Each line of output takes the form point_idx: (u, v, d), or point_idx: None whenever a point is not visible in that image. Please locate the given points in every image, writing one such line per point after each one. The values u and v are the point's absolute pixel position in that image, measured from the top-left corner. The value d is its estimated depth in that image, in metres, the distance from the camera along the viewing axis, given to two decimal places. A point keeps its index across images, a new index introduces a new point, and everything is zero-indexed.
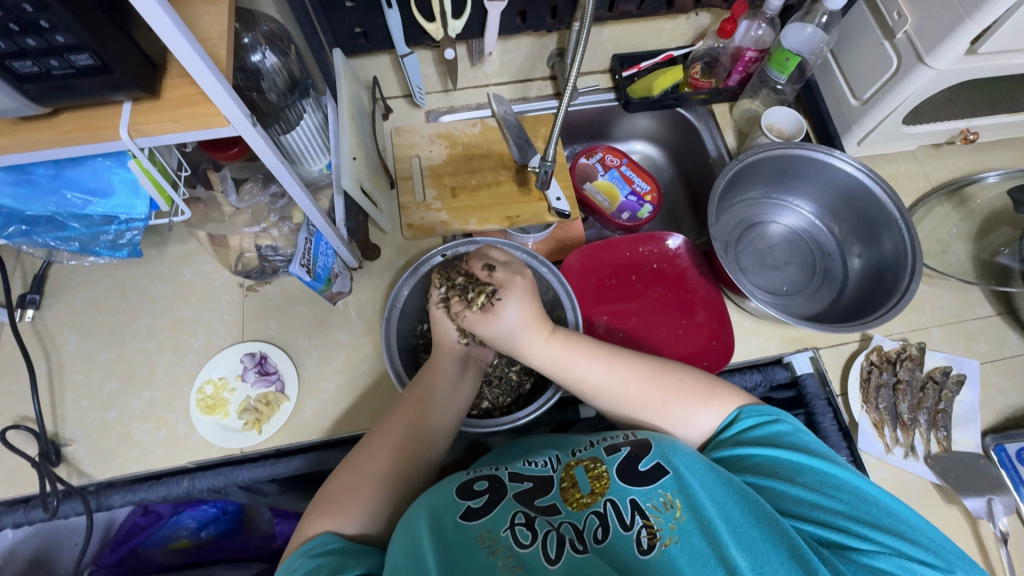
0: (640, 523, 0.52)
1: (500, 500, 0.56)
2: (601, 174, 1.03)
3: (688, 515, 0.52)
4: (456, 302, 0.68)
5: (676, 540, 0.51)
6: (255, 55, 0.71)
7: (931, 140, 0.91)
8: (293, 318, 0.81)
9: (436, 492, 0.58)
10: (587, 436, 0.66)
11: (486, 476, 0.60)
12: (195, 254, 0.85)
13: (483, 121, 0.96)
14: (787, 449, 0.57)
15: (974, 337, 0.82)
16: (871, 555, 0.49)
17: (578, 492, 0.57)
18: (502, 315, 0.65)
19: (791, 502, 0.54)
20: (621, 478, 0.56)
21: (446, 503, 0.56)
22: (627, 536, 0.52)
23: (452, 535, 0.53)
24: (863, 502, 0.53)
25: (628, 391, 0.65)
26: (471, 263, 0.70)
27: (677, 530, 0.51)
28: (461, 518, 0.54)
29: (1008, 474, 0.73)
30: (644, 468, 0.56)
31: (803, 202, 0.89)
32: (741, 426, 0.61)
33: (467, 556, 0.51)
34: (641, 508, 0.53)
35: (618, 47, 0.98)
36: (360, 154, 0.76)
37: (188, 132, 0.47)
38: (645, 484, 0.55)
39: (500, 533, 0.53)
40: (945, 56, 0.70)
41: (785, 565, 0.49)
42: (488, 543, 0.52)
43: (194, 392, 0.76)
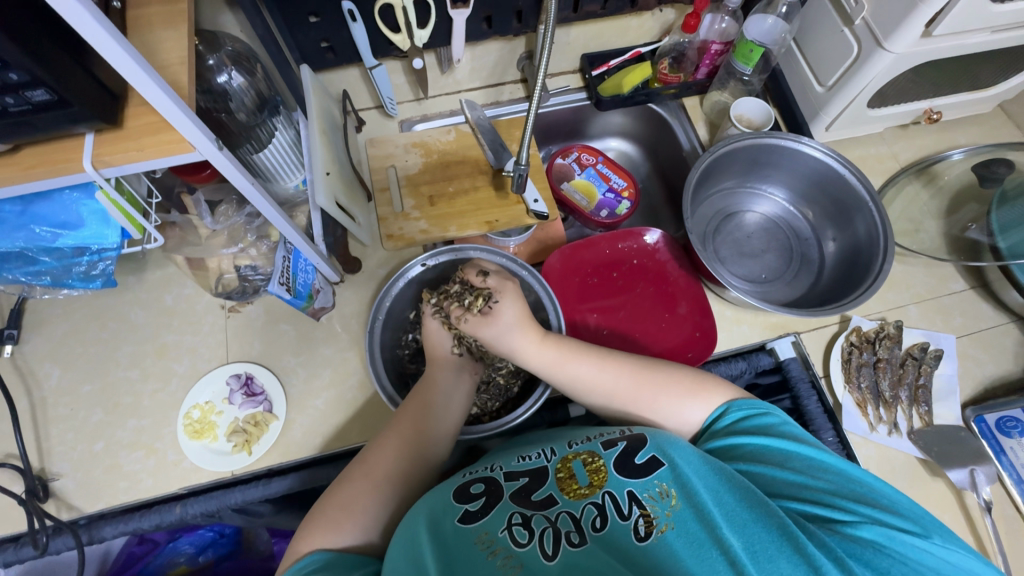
0: (637, 511, 0.53)
1: (495, 504, 0.57)
2: (577, 173, 1.03)
3: (683, 502, 0.53)
4: (451, 308, 0.69)
5: (671, 526, 0.51)
6: (222, 75, 0.72)
7: (897, 122, 0.93)
8: (278, 337, 0.81)
9: (434, 496, 0.59)
10: (584, 430, 0.66)
11: (484, 479, 0.61)
12: (175, 278, 0.84)
13: (457, 128, 0.96)
14: (774, 435, 0.58)
15: (949, 311, 0.84)
16: (856, 527, 0.50)
17: (575, 484, 0.57)
18: (499, 316, 0.67)
19: (779, 485, 0.55)
20: (617, 471, 0.56)
21: (444, 508, 0.57)
22: (626, 526, 0.52)
23: (451, 539, 0.54)
24: (847, 481, 0.54)
25: (619, 392, 0.66)
26: (464, 270, 0.71)
27: (673, 517, 0.52)
28: (461, 522, 0.55)
29: (989, 443, 0.74)
30: (640, 461, 0.57)
31: (777, 190, 0.91)
32: (730, 418, 0.62)
33: (468, 560, 0.52)
34: (637, 498, 0.54)
35: (587, 47, 0.98)
36: (334, 169, 0.75)
37: (153, 160, 0.47)
38: (641, 475, 0.56)
39: (499, 535, 0.54)
40: (902, 39, 0.71)
41: (775, 543, 0.49)
42: (488, 544, 0.53)
43: (181, 418, 0.75)
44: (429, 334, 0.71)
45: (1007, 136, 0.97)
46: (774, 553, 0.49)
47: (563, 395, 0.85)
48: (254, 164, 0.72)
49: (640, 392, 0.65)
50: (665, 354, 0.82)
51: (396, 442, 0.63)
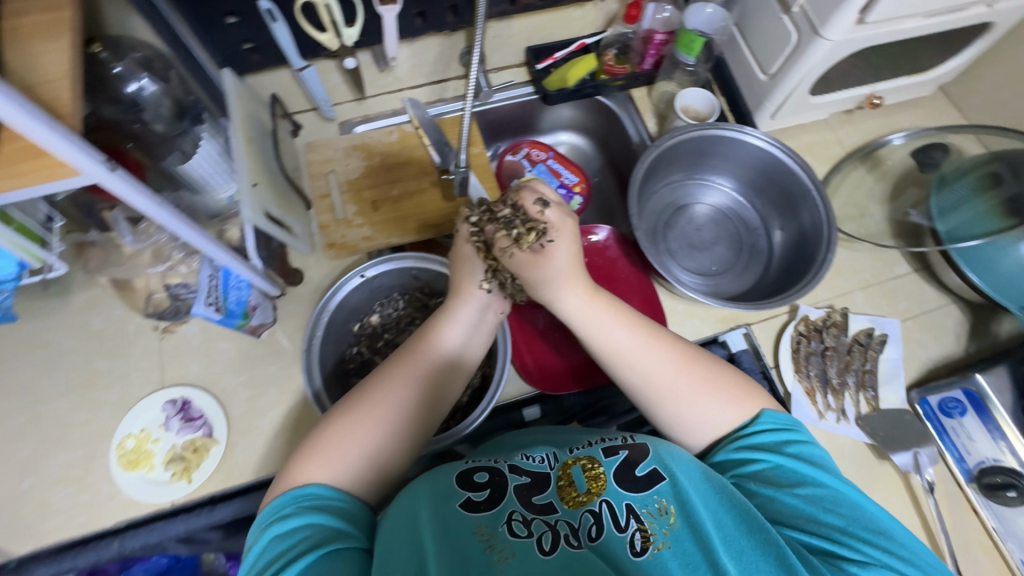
0: (633, 526, 0.52)
1: (501, 497, 0.55)
2: (528, 170, 1.01)
3: (681, 521, 0.52)
4: (497, 236, 0.61)
5: (668, 545, 0.51)
6: (132, 83, 0.66)
7: (841, 108, 0.93)
8: (217, 357, 0.77)
9: (437, 479, 0.57)
10: (587, 433, 0.65)
11: (487, 468, 0.59)
12: (102, 300, 0.79)
13: (400, 128, 0.93)
14: (786, 459, 0.57)
15: (894, 295, 0.85)
16: (854, 563, 0.50)
17: (574, 491, 0.56)
18: (553, 257, 0.61)
19: (780, 508, 0.55)
20: (617, 481, 0.55)
21: (446, 493, 0.55)
22: (621, 538, 0.51)
23: (454, 524, 0.52)
24: (853, 514, 0.54)
25: (659, 376, 0.62)
26: (519, 194, 0.63)
27: (670, 536, 0.51)
28: (462, 508, 0.54)
29: (932, 424, 0.76)
30: (641, 473, 0.56)
31: (725, 180, 0.90)
32: (751, 430, 0.60)
33: (466, 553, 0.50)
34: (636, 513, 0.53)
35: (530, 40, 0.96)
36: (263, 179, 0.72)
37: (35, 186, 0.43)
38: (641, 489, 0.55)
39: (499, 528, 0.52)
40: (837, 26, 0.71)
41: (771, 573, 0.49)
42: (486, 538, 0.51)
43: (114, 449, 0.72)
44: (460, 263, 0.66)
45: (947, 118, 0.98)
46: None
47: (517, 398, 0.82)
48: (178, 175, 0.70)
49: (653, 361, 0.62)
50: None
51: (389, 409, 0.60)
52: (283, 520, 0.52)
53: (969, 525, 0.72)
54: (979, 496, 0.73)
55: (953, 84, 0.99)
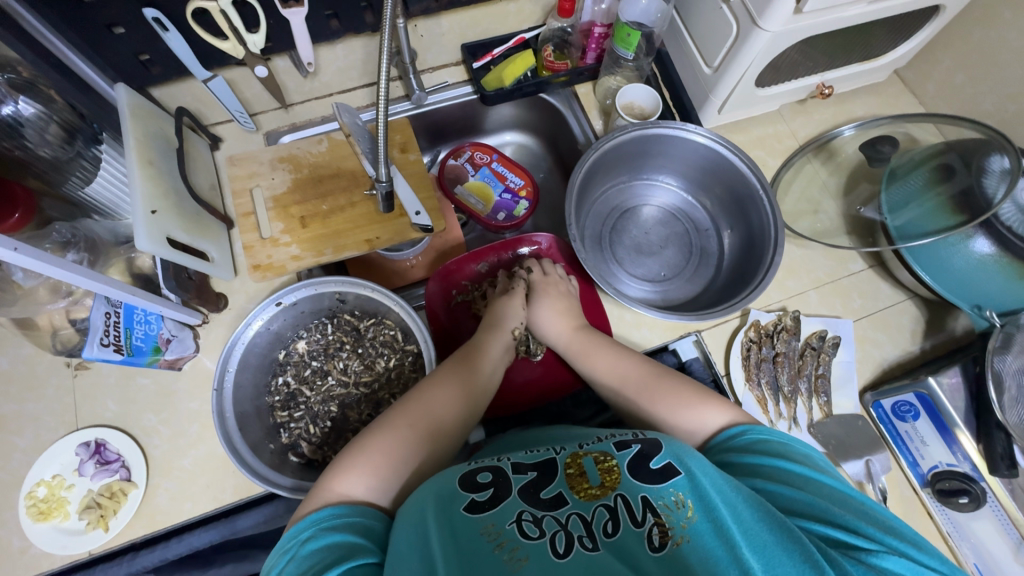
0: (651, 520, 0.49)
1: (505, 497, 0.53)
2: (472, 174, 0.96)
3: (700, 515, 0.49)
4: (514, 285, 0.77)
5: (687, 538, 0.48)
6: (7, 106, 0.64)
7: (792, 98, 0.90)
8: (135, 393, 0.73)
9: (443, 479, 0.55)
10: (597, 431, 0.63)
11: (491, 467, 0.57)
12: (8, 338, 0.74)
13: (330, 136, 0.87)
14: (785, 459, 0.55)
15: (849, 294, 0.82)
16: (878, 555, 0.47)
17: (586, 482, 0.54)
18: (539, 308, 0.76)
19: (791, 505, 0.52)
20: (633, 474, 0.53)
21: (451, 494, 0.53)
22: (639, 533, 0.49)
23: (460, 527, 0.50)
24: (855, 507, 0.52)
25: (641, 402, 0.65)
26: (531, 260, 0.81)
27: (689, 529, 0.48)
28: (467, 511, 0.51)
29: (886, 428, 0.74)
30: (655, 466, 0.53)
31: (673, 180, 0.86)
32: (756, 437, 0.58)
33: (477, 554, 0.47)
34: (652, 506, 0.50)
35: (464, 36, 0.91)
36: (167, 201, 0.66)
37: None
38: (656, 481, 0.52)
39: (506, 527, 0.50)
40: (776, 16, 0.66)
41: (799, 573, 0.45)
42: (495, 536, 0.49)
43: (23, 499, 0.67)
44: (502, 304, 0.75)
45: (903, 104, 0.95)
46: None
47: None
48: (82, 199, 0.69)
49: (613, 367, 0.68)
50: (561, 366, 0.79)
51: (446, 398, 0.63)
52: (301, 541, 0.50)
53: (922, 528, 0.71)
54: (933, 500, 0.71)
55: (908, 68, 0.95)
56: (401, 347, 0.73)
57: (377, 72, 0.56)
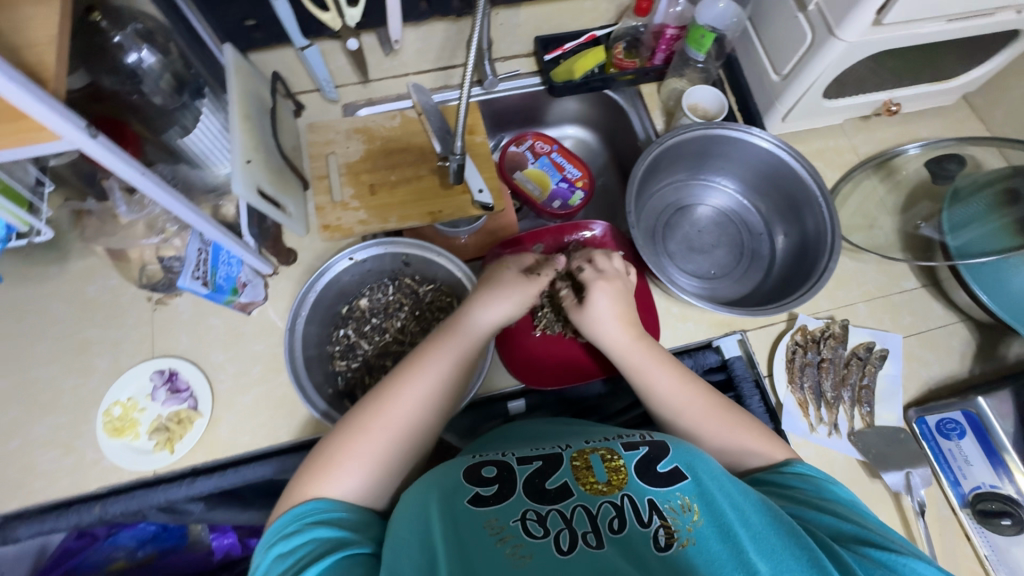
0: (657, 522, 0.49)
1: (511, 491, 0.54)
2: (531, 162, 1.00)
3: (706, 518, 0.49)
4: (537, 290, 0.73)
5: (692, 541, 0.48)
6: (132, 55, 0.68)
7: (856, 113, 0.90)
8: (206, 331, 0.78)
9: (443, 475, 0.57)
10: (605, 430, 0.64)
11: (495, 462, 0.58)
12: (98, 269, 0.80)
13: (403, 113, 0.92)
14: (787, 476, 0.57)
15: (898, 310, 0.82)
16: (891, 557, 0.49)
17: (592, 477, 0.54)
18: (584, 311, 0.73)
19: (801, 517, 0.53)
20: (639, 475, 0.53)
21: (454, 487, 0.55)
22: (645, 533, 0.49)
23: (461, 519, 0.51)
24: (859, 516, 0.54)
25: (686, 406, 0.65)
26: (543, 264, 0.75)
27: (695, 532, 0.49)
28: (471, 503, 0.53)
29: (929, 445, 0.74)
30: (663, 469, 0.54)
31: (730, 182, 0.88)
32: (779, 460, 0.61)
33: (477, 545, 0.49)
34: (658, 509, 0.50)
35: (539, 29, 0.94)
36: (257, 155, 0.71)
37: (16, 148, 0.43)
38: (663, 484, 0.52)
39: (510, 522, 0.50)
40: (853, 27, 0.68)
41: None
42: (497, 531, 0.50)
43: (101, 415, 0.73)
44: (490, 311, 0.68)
45: (969, 130, 0.94)
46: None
47: (504, 390, 0.80)
48: (182, 149, 0.73)
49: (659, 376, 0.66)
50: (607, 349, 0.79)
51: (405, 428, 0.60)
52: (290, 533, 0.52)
53: (958, 548, 0.70)
54: (972, 521, 0.70)
55: (977, 94, 0.95)
56: (456, 313, 0.78)
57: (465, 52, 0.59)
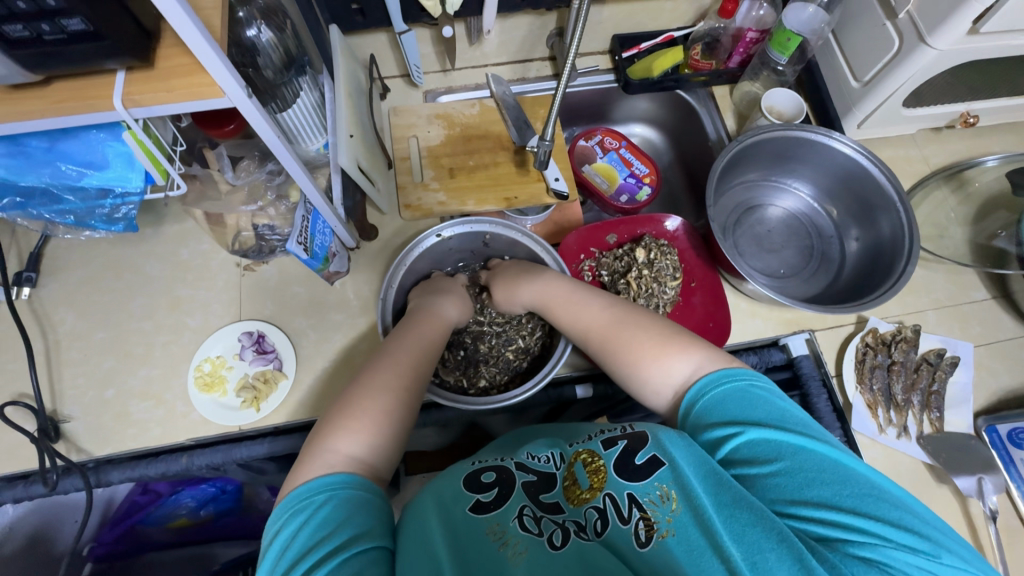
0: (637, 515, 0.49)
1: (510, 493, 0.54)
2: (600, 156, 1.02)
3: (684, 506, 0.49)
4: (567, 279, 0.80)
5: (672, 532, 0.48)
6: (251, 30, 0.67)
7: (930, 124, 0.91)
8: (290, 298, 0.81)
9: (443, 484, 0.55)
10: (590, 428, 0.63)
11: (494, 467, 0.58)
12: (192, 233, 0.84)
13: (482, 102, 0.94)
14: (766, 426, 0.50)
15: (968, 320, 0.82)
16: (857, 545, 0.43)
17: (578, 489, 0.54)
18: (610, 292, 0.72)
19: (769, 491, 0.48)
20: (618, 472, 0.53)
21: (454, 495, 0.53)
22: (626, 530, 0.49)
23: (460, 524, 0.50)
24: (850, 480, 0.46)
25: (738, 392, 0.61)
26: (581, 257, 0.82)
27: (674, 523, 0.48)
28: (470, 509, 0.52)
29: (999, 454, 0.73)
30: (640, 461, 0.52)
31: (802, 185, 0.90)
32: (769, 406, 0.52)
33: (476, 549, 0.48)
34: (638, 502, 0.50)
35: (618, 28, 0.97)
36: (357, 132, 0.76)
37: (183, 102, 0.46)
38: (641, 477, 0.52)
39: (509, 525, 0.50)
40: (946, 35, 0.69)
41: (775, 556, 0.44)
42: (499, 536, 0.49)
43: (192, 370, 0.76)
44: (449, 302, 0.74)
45: None
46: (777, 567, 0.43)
47: (571, 375, 0.82)
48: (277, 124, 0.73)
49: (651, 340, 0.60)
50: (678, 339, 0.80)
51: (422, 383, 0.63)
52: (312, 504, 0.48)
53: None
54: None
55: None
56: None
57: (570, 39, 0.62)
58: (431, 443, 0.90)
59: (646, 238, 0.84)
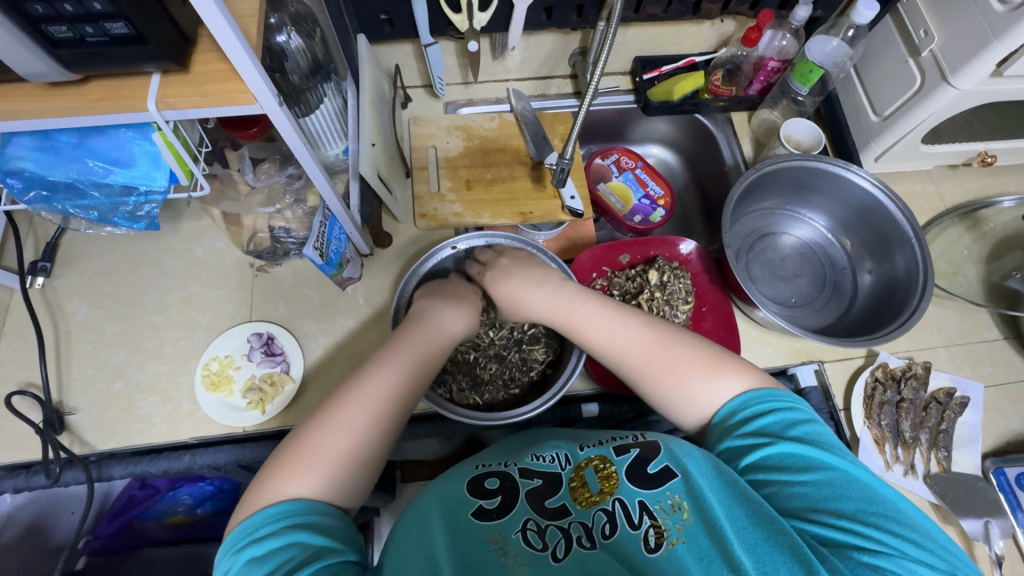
0: (647, 522, 0.49)
1: (513, 502, 0.52)
2: (616, 175, 1.03)
3: (695, 516, 0.48)
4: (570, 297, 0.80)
5: (682, 540, 0.47)
6: (282, 35, 0.68)
7: (948, 161, 0.91)
8: (302, 301, 0.81)
9: (447, 489, 0.55)
10: (598, 433, 0.62)
11: (498, 472, 0.56)
12: (208, 231, 0.85)
13: (502, 116, 0.95)
14: (792, 441, 0.51)
15: (979, 359, 0.82)
16: (873, 555, 0.43)
17: (587, 491, 0.53)
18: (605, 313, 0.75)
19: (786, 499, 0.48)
20: (629, 479, 0.52)
21: (458, 500, 0.53)
22: (635, 535, 0.48)
23: (464, 531, 0.50)
24: (873, 497, 0.47)
25: None
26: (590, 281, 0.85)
27: (684, 531, 0.48)
28: (474, 517, 0.51)
29: (1006, 497, 0.73)
30: (652, 470, 0.52)
31: (818, 216, 0.90)
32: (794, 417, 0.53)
33: (479, 557, 0.47)
34: (648, 509, 0.50)
35: (641, 50, 0.98)
36: (378, 141, 0.77)
37: (214, 107, 0.46)
38: (652, 485, 0.51)
39: (512, 536, 0.49)
40: (970, 76, 0.70)
41: (787, 564, 0.44)
42: (500, 545, 0.49)
43: (199, 369, 0.76)
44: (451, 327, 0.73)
45: None
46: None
47: (578, 393, 0.81)
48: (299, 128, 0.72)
49: (663, 364, 0.60)
50: None
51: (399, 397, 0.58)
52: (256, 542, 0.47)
53: None
54: None
55: None
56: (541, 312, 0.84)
57: (595, 65, 0.62)
58: (432, 454, 0.89)
59: (659, 260, 0.84)
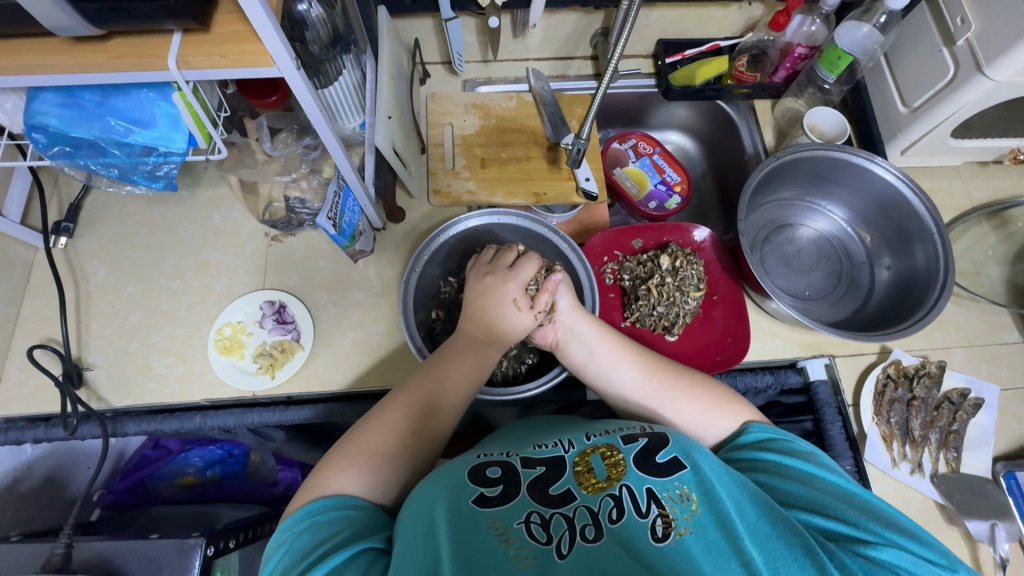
0: (655, 511, 0.48)
1: (515, 492, 0.52)
2: (633, 161, 1.01)
3: (704, 508, 0.48)
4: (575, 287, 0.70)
5: (690, 530, 0.47)
6: (303, 3, 0.65)
7: (978, 157, 0.88)
8: (314, 272, 0.82)
9: (444, 477, 0.54)
10: (604, 422, 0.61)
11: (500, 463, 0.56)
12: (225, 199, 0.86)
13: (520, 96, 0.94)
14: (792, 456, 0.55)
15: (997, 362, 0.80)
16: (877, 548, 0.46)
17: (593, 477, 0.52)
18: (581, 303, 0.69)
19: (790, 497, 0.52)
20: (638, 467, 0.52)
21: (459, 487, 0.52)
22: (642, 523, 0.47)
23: (466, 519, 0.49)
24: (863, 508, 0.50)
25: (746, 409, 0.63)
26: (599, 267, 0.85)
27: (693, 521, 0.47)
28: (476, 503, 0.51)
29: (1016, 501, 0.71)
30: (662, 460, 0.52)
31: (836, 208, 0.88)
32: (791, 438, 0.58)
33: (479, 546, 0.46)
34: (657, 497, 0.49)
35: (664, 32, 0.95)
36: (394, 114, 0.77)
37: (233, 69, 0.47)
38: (662, 474, 0.51)
39: (513, 525, 0.48)
40: (1006, 67, 0.67)
41: (798, 561, 0.45)
42: (501, 531, 0.48)
43: (212, 333, 0.78)
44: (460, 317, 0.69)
45: None
46: (796, 571, 0.44)
47: None
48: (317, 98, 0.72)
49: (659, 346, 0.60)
50: (692, 351, 0.80)
51: (405, 402, 0.60)
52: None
53: None
54: None
55: None
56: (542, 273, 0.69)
57: (614, 45, 0.60)
58: None
59: (672, 246, 0.83)
